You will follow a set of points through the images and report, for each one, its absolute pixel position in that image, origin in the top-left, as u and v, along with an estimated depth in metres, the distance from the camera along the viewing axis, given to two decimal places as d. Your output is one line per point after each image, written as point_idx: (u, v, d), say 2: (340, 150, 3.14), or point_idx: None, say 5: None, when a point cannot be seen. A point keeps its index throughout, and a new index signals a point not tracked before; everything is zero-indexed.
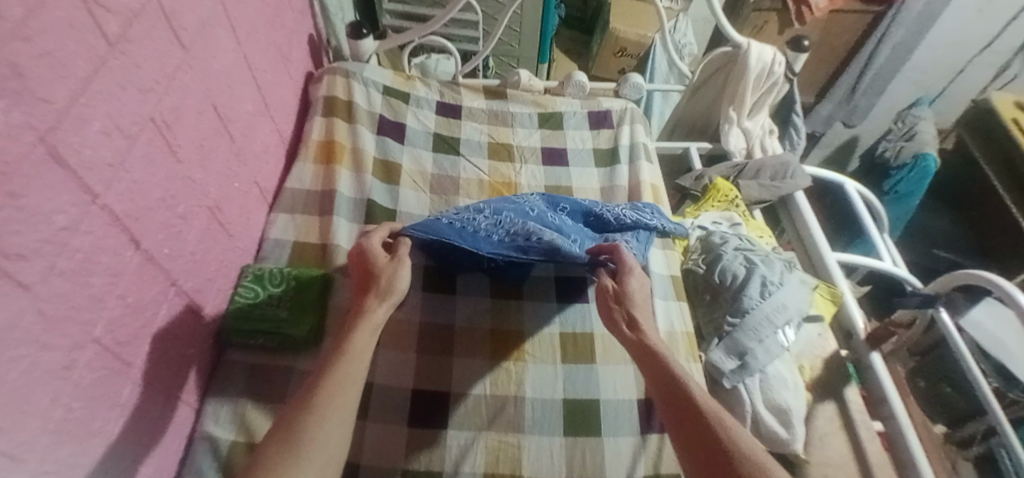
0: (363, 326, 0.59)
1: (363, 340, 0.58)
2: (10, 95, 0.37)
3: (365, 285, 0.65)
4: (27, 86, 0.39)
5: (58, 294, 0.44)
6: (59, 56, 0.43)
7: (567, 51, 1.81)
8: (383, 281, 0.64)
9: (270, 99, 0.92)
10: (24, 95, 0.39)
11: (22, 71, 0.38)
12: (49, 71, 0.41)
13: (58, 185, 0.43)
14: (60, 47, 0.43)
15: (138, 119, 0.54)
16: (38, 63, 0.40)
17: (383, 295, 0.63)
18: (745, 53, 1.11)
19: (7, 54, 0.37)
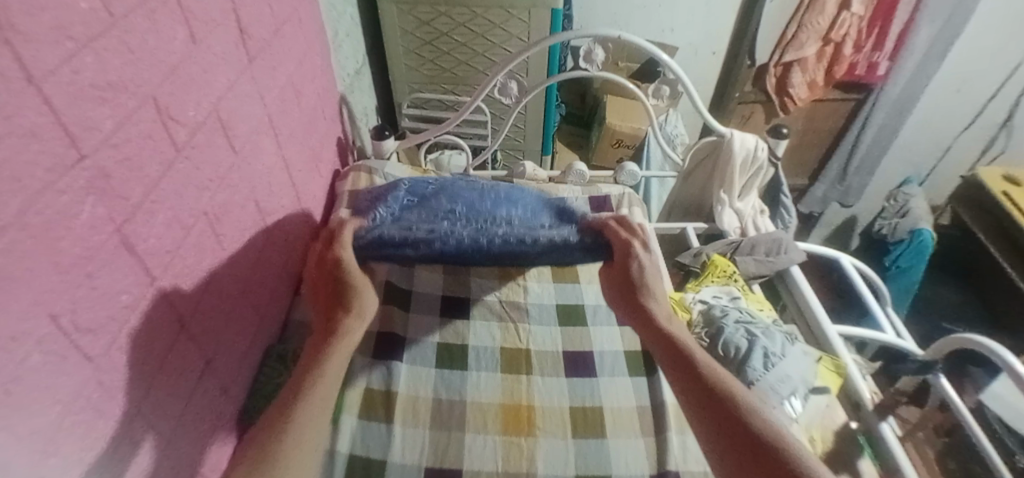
0: (339, 348, 0.63)
1: (341, 357, 0.63)
2: (95, 193, 0.45)
3: (339, 301, 0.68)
4: (110, 184, 0.47)
5: (115, 366, 0.49)
6: (139, 160, 0.52)
7: (568, 144, 1.97)
8: (356, 299, 0.68)
9: (303, 194, 1.03)
10: (107, 192, 0.47)
11: (108, 173, 0.47)
12: (128, 174, 0.50)
13: (126, 269, 0.50)
14: (139, 153, 0.52)
15: (194, 213, 0.63)
16: (121, 167, 0.49)
17: (359, 313, 0.67)
18: (729, 141, 1.23)
19: (98, 160, 0.45)
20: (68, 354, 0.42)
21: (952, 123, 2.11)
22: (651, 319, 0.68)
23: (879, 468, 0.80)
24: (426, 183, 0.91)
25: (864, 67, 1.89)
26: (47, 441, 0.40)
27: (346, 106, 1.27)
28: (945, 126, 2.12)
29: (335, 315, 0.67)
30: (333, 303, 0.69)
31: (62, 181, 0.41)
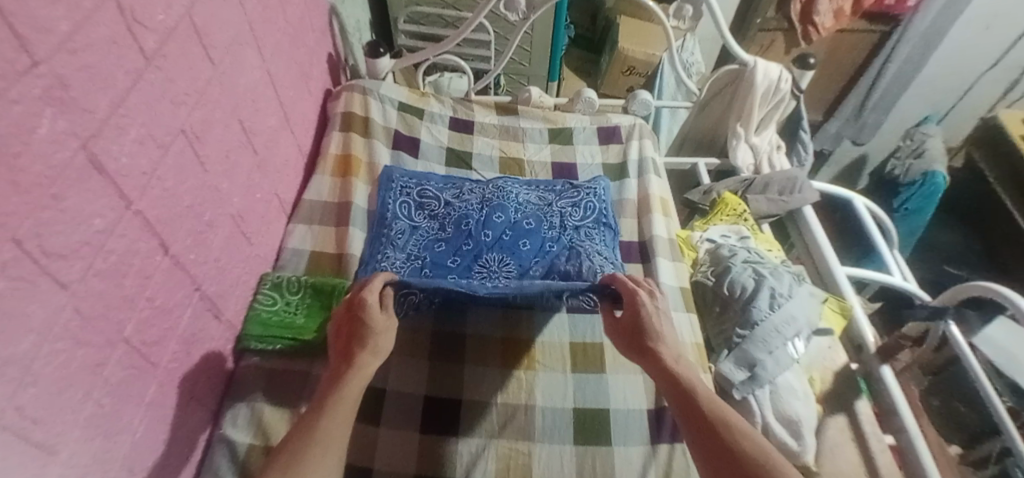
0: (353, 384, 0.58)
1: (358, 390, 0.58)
2: (55, 105, 0.40)
3: (354, 340, 0.63)
4: (72, 95, 0.42)
5: (94, 292, 0.46)
6: (101, 68, 0.45)
7: (576, 70, 1.84)
8: (377, 337, 0.62)
9: (292, 114, 0.96)
10: (69, 104, 0.41)
11: (68, 82, 0.41)
12: (91, 83, 0.44)
13: (97, 189, 0.46)
14: (102, 61, 0.45)
15: (171, 130, 0.57)
16: (84, 75, 0.43)
17: (376, 348, 0.62)
18: (752, 70, 1.13)
19: (55, 66, 0.39)
20: (39, 282, 0.39)
21: (976, 63, 1.97)
22: (660, 363, 0.63)
23: (873, 407, 0.81)
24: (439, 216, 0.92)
25: None
26: (24, 372, 0.38)
27: (336, 18, 1.15)
28: (969, 66, 1.98)
29: (353, 349, 0.62)
30: (353, 339, 0.63)
31: (14, 90, 0.35)
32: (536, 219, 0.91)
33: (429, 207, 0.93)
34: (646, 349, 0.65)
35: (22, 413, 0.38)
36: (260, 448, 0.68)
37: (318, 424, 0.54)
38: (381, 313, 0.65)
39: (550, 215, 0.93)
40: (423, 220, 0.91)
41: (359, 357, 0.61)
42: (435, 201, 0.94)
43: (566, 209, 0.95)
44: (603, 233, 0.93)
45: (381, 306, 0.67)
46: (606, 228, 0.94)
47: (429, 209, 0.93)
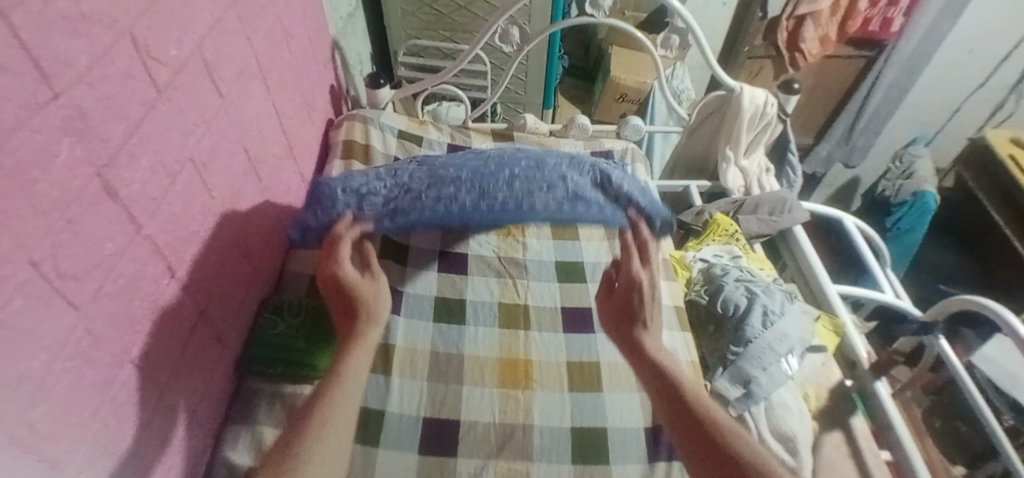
0: (355, 356, 0.61)
1: (359, 360, 0.61)
2: (73, 134, 0.42)
3: (348, 314, 0.65)
4: (89, 125, 0.44)
5: (103, 314, 0.48)
6: (116, 100, 0.48)
7: (570, 97, 1.90)
8: (367, 309, 0.65)
9: (296, 143, 0.99)
10: (86, 133, 0.44)
11: (85, 113, 0.44)
12: (107, 113, 0.47)
13: (110, 216, 0.48)
14: (118, 93, 0.48)
15: (180, 158, 0.60)
16: (100, 106, 0.46)
17: (370, 318, 0.64)
18: (738, 95, 1.18)
19: (74, 99, 0.42)
20: (52, 301, 0.41)
21: (960, 86, 2.03)
22: (640, 346, 0.65)
23: (870, 425, 0.82)
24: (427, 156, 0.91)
25: (877, 23, 1.82)
26: (35, 388, 0.39)
27: (339, 52, 1.20)
28: (955, 89, 2.04)
29: (349, 324, 0.64)
30: (347, 311, 0.65)
31: (36, 119, 0.38)
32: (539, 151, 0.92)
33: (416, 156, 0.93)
34: (629, 332, 0.67)
35: (32, 429, 0.39)
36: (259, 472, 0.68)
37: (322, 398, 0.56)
38: (364, 277, 0.67)
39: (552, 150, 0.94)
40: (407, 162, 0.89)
41: (355, 328, 0.64)
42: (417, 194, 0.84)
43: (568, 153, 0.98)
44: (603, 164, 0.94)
45: (362, 260, 0.70)
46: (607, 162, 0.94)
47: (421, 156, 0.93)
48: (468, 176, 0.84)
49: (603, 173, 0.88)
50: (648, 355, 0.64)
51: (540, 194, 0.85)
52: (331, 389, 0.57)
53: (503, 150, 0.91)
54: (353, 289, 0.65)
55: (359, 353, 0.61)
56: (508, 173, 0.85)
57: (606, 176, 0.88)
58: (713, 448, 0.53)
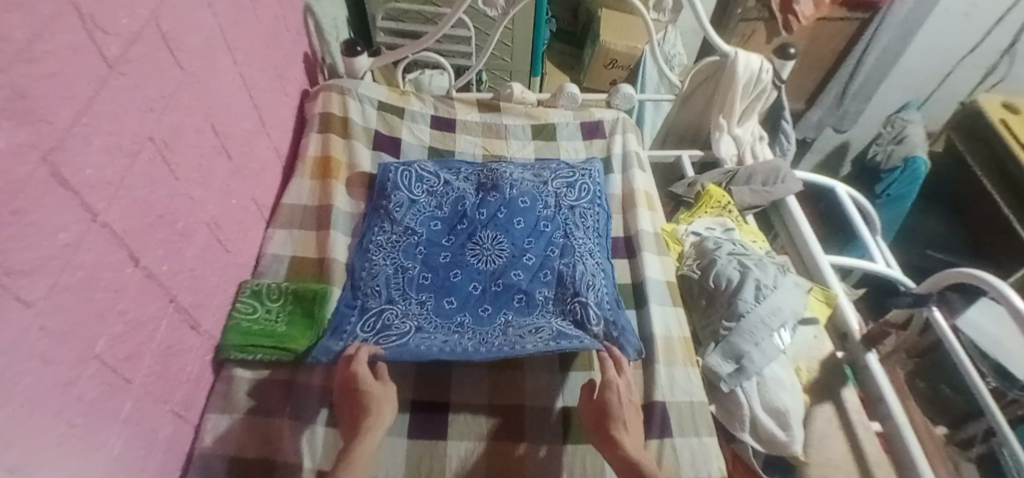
0: (361, 453, 0.61)
1: (367, 451, 0.61)
2: (14, 116, 0.38)
3: (354, 414, 0.65)
4: (32, 107, 0.40)
5: (61, 310, 0.44)
6: (62, 77, 0.43)
7: (558, 64, 1.83)
8: (375, 407, 0.65)
9: (268, 118, 0.93)
10: (29, 116, 0.39)
11: (27, 93, 0.39)
12: (51, 92, 0.42)
13: (61, 204, 0.44)
14: (63, 69, 0.43)
15: (139, 138, 0.55)
16: (43, 85, 0.41)
17: (378, 412, 0.65)
18: (733, 61, 1.13)
19: (12, 77, 0.37)
20: (2, 301, 0.37)
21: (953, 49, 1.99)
22: (625, 454, 0.62)
23: (861, 395, 0.82)
24: (430, 252, 0.86)
25: None
26: None
27: (312, 17, 1.13)
28: (947, 53, 2.00)
29: (355, 418, 0.64)
30: (353, 410, 0.66)
31: None
32: (540, 257, 0.86)
33: (419, 236, 0.88)
34: (606, 434, 0.65)
35: None
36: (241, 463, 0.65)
37: None
38: (376, 380, 0.69)
39: (553, 246, 0.87)
40: (412, 261, 0.85)
41: (361, 421, 0.64)
42: (401, 281, 0.82)
43: (568, 227, 0.90)
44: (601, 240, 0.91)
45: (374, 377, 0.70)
46: (605, 239, 0.92)
47: (423, 236, 0.89)
48: (468, 318, 0.79)
49: (590, 312, 0.78)
50: (630, 458, 0.62)
51: (529, 337, 0.73)
52: None
53: (505, 258, 0.86)
54: (360, 388, 0.66)
55: (367, 442, 0.62)
56: (505, 319, 0.79)
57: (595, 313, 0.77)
58: None
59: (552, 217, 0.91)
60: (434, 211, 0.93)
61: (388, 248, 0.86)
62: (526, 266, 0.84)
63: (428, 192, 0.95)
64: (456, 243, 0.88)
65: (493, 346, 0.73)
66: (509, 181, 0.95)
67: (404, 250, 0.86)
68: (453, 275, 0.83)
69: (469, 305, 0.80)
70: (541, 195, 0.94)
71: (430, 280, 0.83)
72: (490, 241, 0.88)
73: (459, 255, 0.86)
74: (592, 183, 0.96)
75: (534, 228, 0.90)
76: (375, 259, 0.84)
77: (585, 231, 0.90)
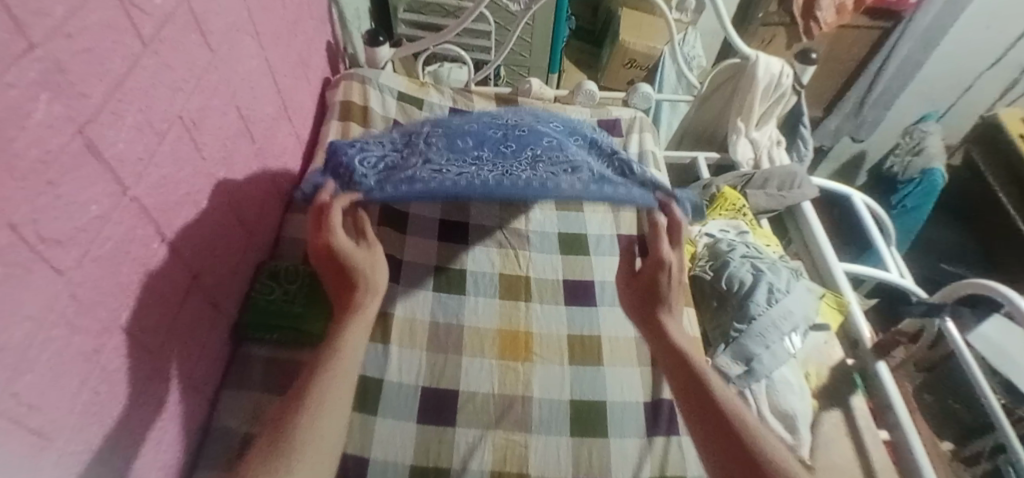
0: (355, 329, 0.58)
1: (359, 335, 0.58)
2: (51, 89, 0.39)
3: (342, 279, 0.60)
4: (68, 81, 0.41)
5: (89, 280, 0.45)
6: (97, 54, 0.44)
7: (576, 62, 1.83)
8: (364, 277, 0.60)
9: (291, 103, 0.95)
10: (65, 90, 0.40)
11: (64, 67, 0.40)
12: (86, 68, 0.43)
13: (93, 177, 0.45)
14: (99, 46, 0.45)
15: (168, 117, 0.57)
16: (78, 60, 0.42)
17: (368, 289, 0.60)
18: (754, 63, 1.12)
19: (52, 51, 0.38)
20: (34, 267, 0.38)
21: (976, 62, 1.95)
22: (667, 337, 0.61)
23: (868, 403, 0.81)
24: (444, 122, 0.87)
25: None
26: (20, 358, 0.37)
27: (336, 6, 1.14)
28: (969, 65, 1.96)
29: (345, 290, 0.60)
30: (342, 276, 0.60)
31: (12, 73, 0.34)
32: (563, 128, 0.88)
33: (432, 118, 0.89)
34: (654, 318, 0.63)
35: (18, 398, 0.38)
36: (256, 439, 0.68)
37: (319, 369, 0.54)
38: (360, 247, 0.61)
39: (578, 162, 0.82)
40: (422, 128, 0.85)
41: (353, 298, 0.59)
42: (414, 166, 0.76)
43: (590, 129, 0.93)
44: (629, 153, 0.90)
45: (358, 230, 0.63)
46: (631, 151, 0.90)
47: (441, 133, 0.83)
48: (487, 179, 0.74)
49: (631, 165, 0.82)
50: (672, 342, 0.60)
51: (563, 176, 0.76)
52: (327, 357, 0.55)
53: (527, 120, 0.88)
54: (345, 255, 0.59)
55: (358, 324, 0.58)
56: (531, 153, 0.81)
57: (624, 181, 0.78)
58: (735, 444, 0.50)
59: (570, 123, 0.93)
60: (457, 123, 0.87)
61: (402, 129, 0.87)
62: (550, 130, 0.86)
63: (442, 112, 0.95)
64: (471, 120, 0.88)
65: (520, 178, 0.74)
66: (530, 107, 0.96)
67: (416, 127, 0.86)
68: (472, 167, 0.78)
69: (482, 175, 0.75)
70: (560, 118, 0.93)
71: (443, 134, 0.82)
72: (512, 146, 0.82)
73: (476, 122, 0.87)
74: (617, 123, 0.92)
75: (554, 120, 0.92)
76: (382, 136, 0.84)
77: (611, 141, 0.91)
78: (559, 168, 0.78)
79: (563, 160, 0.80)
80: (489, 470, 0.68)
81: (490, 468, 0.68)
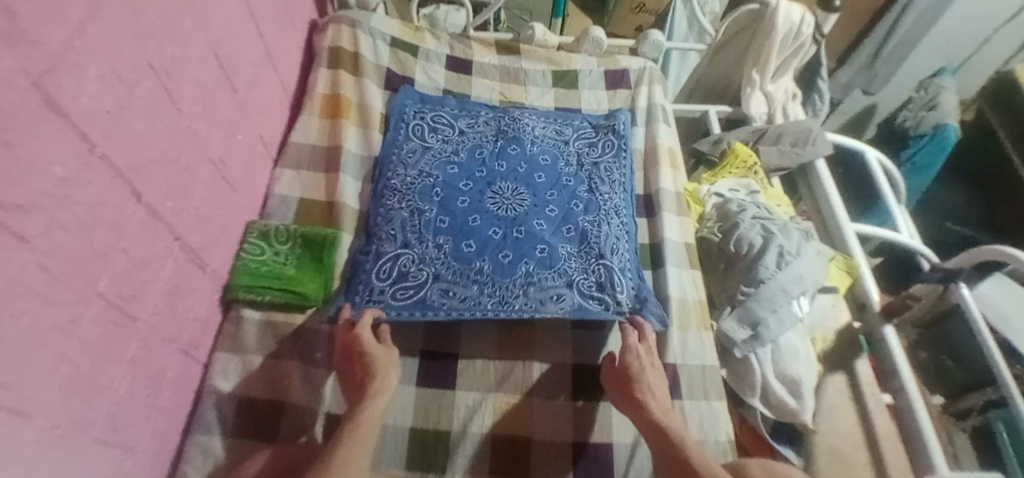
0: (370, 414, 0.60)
1: (371, 421, 0.60)
2: (2, 38, 0.34)
3: (357, 376, 0.64)
4: (21, 28, 0.36)
5: (59, 247, 0.42)
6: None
7: (582, 6, 1.72)
8: (379, 371, 0.64)
9: (274, 49, 0.88)
10: (19, 39, 0.36)
11: (16, 11, 0.35)
12: (42, 11, 0.38)
13: (56, 135, 0.41)
14: None
15: (138, 67, 0.51)
16: (31, 2, 0.37)
17: (383, 380, 0.64)
18: (773, 11, 1.04)
19: None
20: None
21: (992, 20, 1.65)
22: (649, 420, 0.63)
23: (872, 363, 0.80)
24: (448, 195, 0.84)
25: None
26: None
27: None
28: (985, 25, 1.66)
29: (360, 383, 0.63)
30: (358, 375, 0.64)
31: None
32: (563, 210, 0.84)
33: (436, 178, 0.86)
34: (634, 401, 0.65)
35: None
36: (252, 404, 0.67)
37: (334, 454, 0.55)
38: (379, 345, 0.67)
39: (576, 200, 0.85)
40: (428, 204, 0.82)
41: (367, 389, 0.63)
42: (416, 234, 0.79)
43: (593, 183, 0.88)
44: (630, 244, 0.83)
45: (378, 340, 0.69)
46: (632, 245, 0.83)
47: (440, 179, 0.86)
48: (488, 266, 0.76)
49: (614, 276, 0.77)
50: (655, 422, 0.62)
51: (551, 305, 0.73)
52: (347, 439, 0.57)
53: (527, 151, 0.91)
54: (364, 353, 0.65)
55: (373, 410, 0.61)
56: (526, 270, 0.76)
57: (620, 279, 0.77)
58: None
59: (574, 173, 0.89)
60: (451, 155, 0.90)
61: (403, 191, 0.83)
62: (547, 217, 0.82)
63: (442, 140, 0.92)
64: (474, 189, 0.85)
65: (513, 308, 0.72)
66: (530, 135, 0.93)
67: (419, 192, 0.83)
68: (474, 222, 0.81)
69: (478, 254, 0.78)
70: (563, 152, 0.92)
71: (448, 224, 0.80)
72: (509, 190, 0.86)
73: (477, 200, 0.84)
74: (617, 139, 0.94)
75: (556, 182, 0.87)
76: (389, 203, 0.81)
77: (612, 222, 0.83)
78: (548, 294, 0.74)
79: (560, 223, 0.82)
80: (489, 433, 0.67)
81: (490, 431, 0.68)
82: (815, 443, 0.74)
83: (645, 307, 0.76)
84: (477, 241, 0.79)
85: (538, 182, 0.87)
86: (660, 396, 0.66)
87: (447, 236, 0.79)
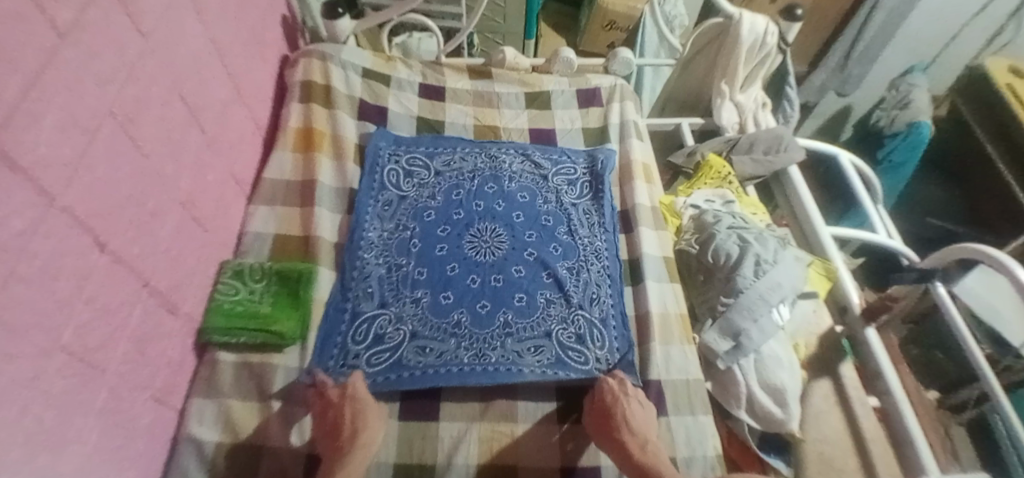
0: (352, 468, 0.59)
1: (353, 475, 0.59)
2: None
3: (337, 432, 0.63)
4: None
5: (19, 301, 0.41)
6: (5, 49, 0.39)
7: (555, 26, 1.75)
8: (362, 424, 0.63)
9: (243, 85, 0.88)
10: None
11: None
12: None
13: (13, 187, 0.40)
14: (7, 39, 0.39)
15: (98, 113, 0.51)
16: None
17: (367, 433, 0.63)
18: (737, 23, 1.06)
19: None
20: None
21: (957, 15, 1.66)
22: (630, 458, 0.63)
23: (856, 366, 0.81)
24: (426, 244, 0.85)
25: None
26: None
27: None
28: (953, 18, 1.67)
29: (342, 437, 0.62)
30: (338, 428, 0.63)
31: None
32: (541, 252, 0.85)
33: (412, 230, 0.87)
34: (614, 440, 0.64)
35: None
36: (229, 449, 0.65)
37: None
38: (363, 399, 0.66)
39: (554, 241, 0.87)
40: (406, 257, 0.83)
41: (350, 442, 0.61)
42: (394, 290, 0.79)
43: (572, 224, 0.89)
44: (613, 287, 0.82)
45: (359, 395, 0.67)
46: (616, 288, 0.83)
47: (417, 229, 0.87)
48: (466, 317, 0.77)
49: (595, 329, 0.77)
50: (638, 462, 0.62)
51: (528, 357, 0.74)
52: None
53: (505, 191, 0.92)
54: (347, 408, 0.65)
55: (356, 463, 0.60)
56: (504, 320, 0.77)
57: (598, 333, 0.77)
58: None
59: (553, 212, 0.91)
60: (428, 200, 0.91)
61: (381, 246, 0.84)
62: (526, 262, 0.83)
63: (417, 185, 0.93)
64: (452, 234, 0.87)
65: (490, 363, 0.72)
66: (508, 172, 0.95)
67: (397, 247, 0.84)
68: (453, 271, 0.82)
69: (457, 304, 0.78)
70: (540, 189, 0.93)
71: (426, 275, 0.81)
72: (488, 231, 0.87)
73: (456, 246, 0.85)
74: (594, 178, 0.95)
75: (535, 221, 0.89)
76: (365, 257, 0.82)
77: (592, 268, 0.84)
78: (525, 346, 0.75)
79: (539, 265, 0.83)
80: (476, 463, 0.66)
81: (478, 462, 0.67)
82: (804, 452, 0.73)
83: (623, 359, 0.75)
84: (456, 292, 0.79)
85: (517, 224, 0.88)
86: (644, 433, 0.65)
87: (426, 287, 0.80)
